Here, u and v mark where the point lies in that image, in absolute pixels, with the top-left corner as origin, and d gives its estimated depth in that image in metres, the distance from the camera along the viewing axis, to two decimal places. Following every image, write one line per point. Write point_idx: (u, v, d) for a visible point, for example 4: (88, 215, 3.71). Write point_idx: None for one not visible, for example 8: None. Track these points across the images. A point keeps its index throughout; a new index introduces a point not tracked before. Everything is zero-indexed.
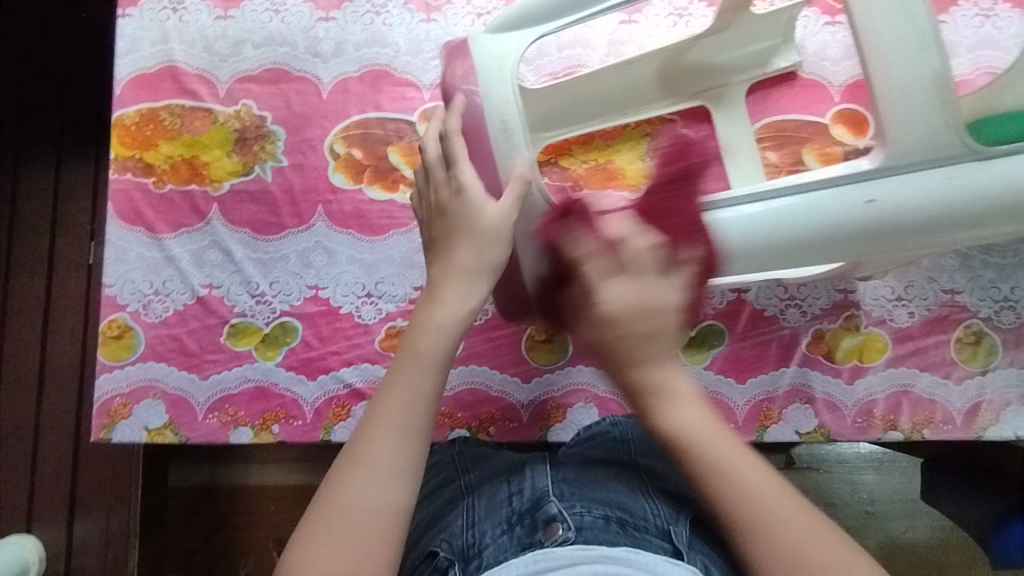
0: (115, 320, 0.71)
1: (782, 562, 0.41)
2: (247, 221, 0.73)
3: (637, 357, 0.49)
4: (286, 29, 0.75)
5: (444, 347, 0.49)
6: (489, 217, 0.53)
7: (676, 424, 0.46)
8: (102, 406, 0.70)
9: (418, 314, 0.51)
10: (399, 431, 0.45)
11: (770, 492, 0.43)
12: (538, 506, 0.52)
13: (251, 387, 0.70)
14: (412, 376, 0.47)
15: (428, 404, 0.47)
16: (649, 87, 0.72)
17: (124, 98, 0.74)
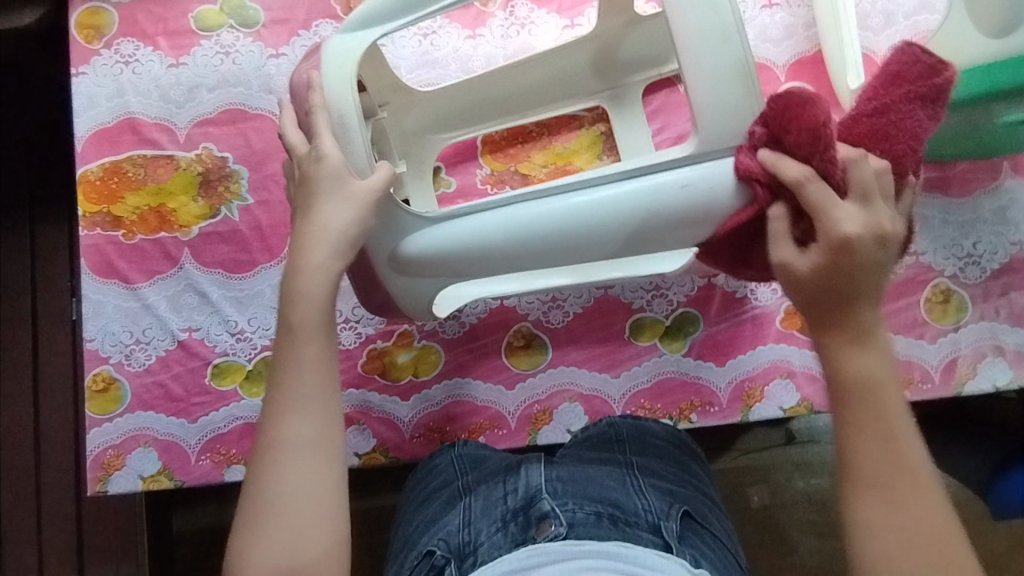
0: (100, 373, 0.72)
1: (903, 535, 0.44)
2: (220, 261, 0.73)
3: (864, 288, 0.47)
4: (238, 70, 0.76)
5: (316, 309, 0.51)
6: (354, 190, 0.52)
7: (855, 368, 0.47)
8: (96, 460, 0.70)
9: (286, 282, 0.52)
10: (302, 416, 0.49)
11: (908, 462, 0.45)
12: (531, 503, 0.52)
13: (240, 425, 0.71)
14: (302, 363, 0.50)
15: (320, 372, 0.50)
16: (580, 74, 0.73)
17: (86, 155, 0.75)
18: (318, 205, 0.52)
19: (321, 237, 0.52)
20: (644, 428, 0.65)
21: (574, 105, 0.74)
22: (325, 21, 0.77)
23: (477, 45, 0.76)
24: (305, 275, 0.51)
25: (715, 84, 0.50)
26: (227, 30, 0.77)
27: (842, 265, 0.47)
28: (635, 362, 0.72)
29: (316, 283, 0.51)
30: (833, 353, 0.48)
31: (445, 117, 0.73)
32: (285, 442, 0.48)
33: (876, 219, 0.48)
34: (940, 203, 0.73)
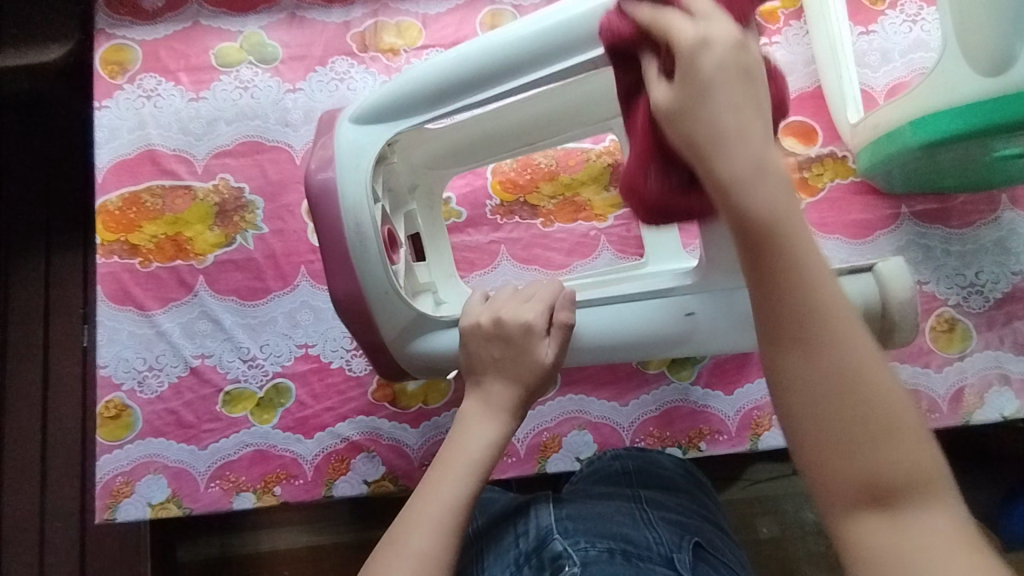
0: (112, 400, 0.72)
1: (838, 387, 0.37)
2: (234, 289, 0.75)
3: (763, 186, 0.39)
4: (257, 104, 0.79)
5: (487, 445, 0.51)
6: (536, 353, 0.54)
7: (757, 202, 0.39)
8: (105, 487, 0.70)
9: (469, 406, 0.54)
10: (439, 528, 0.46)
11: (819, 301, 0.38)
12: (543, 545, 0.52)
13: (250, 452, 0.71)
14: (457, 475, 0.48)
15: (464, 504, 0.47)
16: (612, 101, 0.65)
17: (107, 185, 0.77)
18: (535, 351, 0.54)
19: (508, 383, 0.53)
20: (653, 460, 0.66)
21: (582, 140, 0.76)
22: (341, 57, 0.80)
23: None
24: (482, 412, 0.53)
25: None
26: (246, 67, 0.80)
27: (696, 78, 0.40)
28: (643, 390, 0.72)
29: (484, 427, 0.52)
30: (726, 197, 0.39)
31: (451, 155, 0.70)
32: (405, 551, 0.44)
33: (749, 100, 0.41)
34: (942, 234, 0.74)
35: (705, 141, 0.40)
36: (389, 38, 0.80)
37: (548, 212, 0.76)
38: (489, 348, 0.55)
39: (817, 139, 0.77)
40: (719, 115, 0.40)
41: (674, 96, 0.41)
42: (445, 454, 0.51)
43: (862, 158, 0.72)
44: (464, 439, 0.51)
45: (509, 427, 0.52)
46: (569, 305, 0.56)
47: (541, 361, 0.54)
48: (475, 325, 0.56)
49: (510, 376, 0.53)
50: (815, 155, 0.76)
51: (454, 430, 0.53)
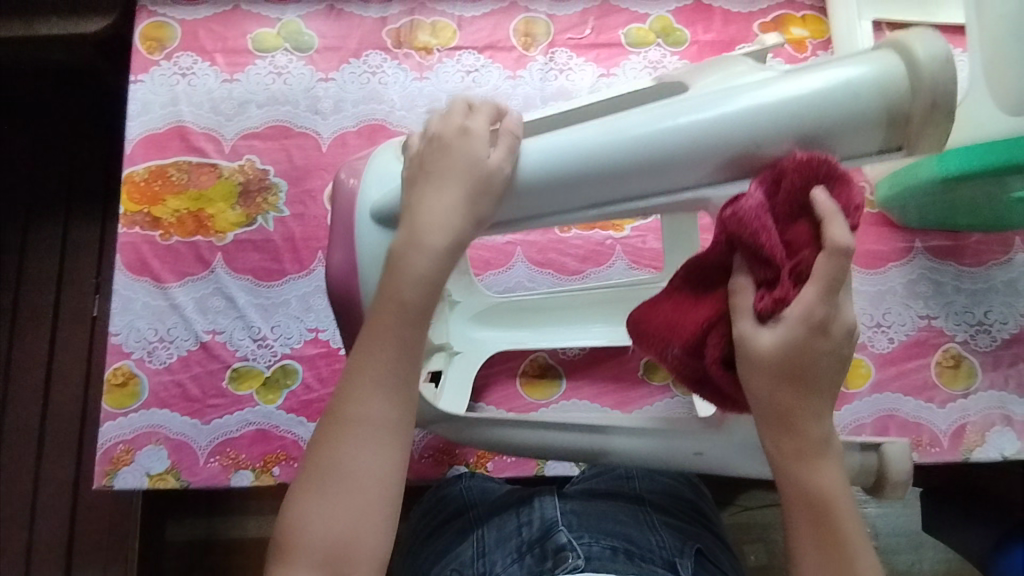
0: (120, 368, 0.73)
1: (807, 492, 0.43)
2: (250, 268, 0.76)
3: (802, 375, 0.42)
4: (289, 90, 0.80)
5: (427, 286, 0.46)
6: (481, 160, 0.46)
7: (820, 481, 0.43)
8: (105, 453, 0.71)
9: (402, 233, 0.47)
10: (383, 395, 0.45)
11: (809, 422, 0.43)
12: (547, 535, 0.52)
13: (252, 430, 0.71)
14: (392, 342, 0.45)
15: (408, 365, 0.45)
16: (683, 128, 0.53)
17: (134, 157, 0.78)
18: (477, 152, 0.46)
19: (447, 198, 0.46)
20: (656, 466, 0.65)
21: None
22: (375, 52, 0.81)
23: (517, 85, 0.80)
24: (417, 242, 0.46)
25: None
26: (282, 53, 0.81)
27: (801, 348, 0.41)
28: (647, 401, 0.72)
29: (415, 259, 0.46)
30: (785, 466, 0.43)
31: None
32: (356, 416, 0.44)
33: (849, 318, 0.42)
34: (953, 270, 0.75)
35: (761, 372, 0.42)
36: (423, 36, 0.82)
37: None
38: (425, 166, 0.48)
39: None
40: (817, 339, 0.41)
41: (777, 349, 0.41)
42: (376, 307, 0.46)
43: (882, 188, 0.72)
44: (398, 277, 0.46)
45: (452, 240, 0.46)
46: (510, 136, 0.47)
47: (483, 163, 0.46)
48: (413, 158, 0.49)
49: (447, 187, 0.46)
50: None
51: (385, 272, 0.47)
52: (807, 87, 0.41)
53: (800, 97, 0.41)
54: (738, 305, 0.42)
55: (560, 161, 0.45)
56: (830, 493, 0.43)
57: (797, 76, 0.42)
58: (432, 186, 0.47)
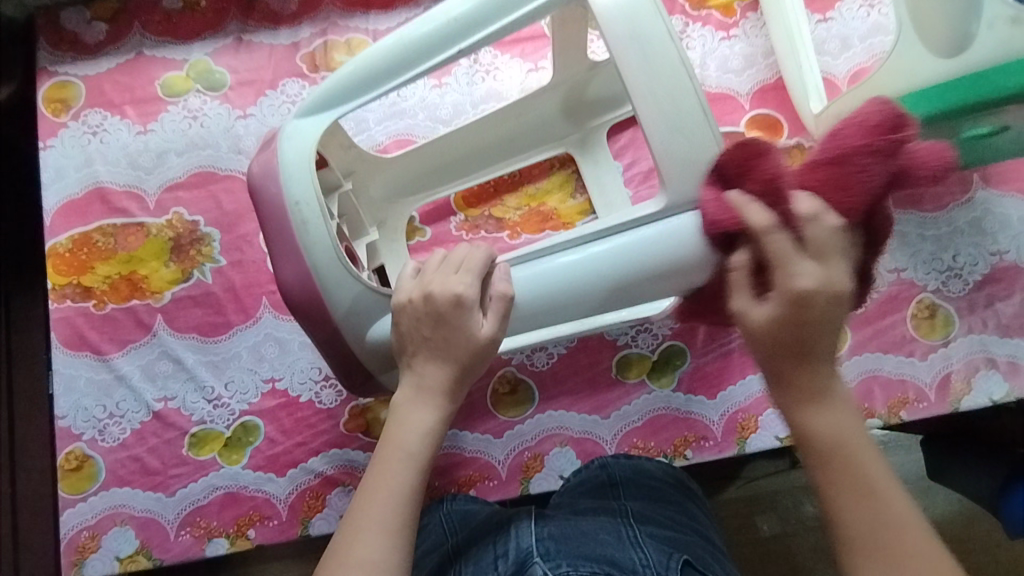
0: (73, 451, 0.69)
1: (861, 499, 0.42)
2: (193, 326, 0.72)
3: (808, 386, 0.45)
4: (207, 132, 0.76)
5: (426, 438, 0.49)
6: (476, 339, 0.51)
7: (818, 428, 0.44)
8: (70, 543, 0.67)
9: (404, 390, 0.51)
10: (385, 535, 0.44)
11: (843, 428, 0.44)
12: (522, 569, 0.49)
13: (220, 495, 0.68)
14: (396, 472, 0.47)
15: (411, 505, 0.46)
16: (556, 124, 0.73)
17: (56, 228, 0.74)
18: (469, 325, 0.51)
19: (443, 364, 0.51)
20: (641, 465, 0.64)
21: (545, 151, 0.74)
22: (291, 79, 0.77)
23: (444, 93, 0.77)
24: (417, 397, 0.50)
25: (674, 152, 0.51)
26: (194, 95, 0.77)
27: (799, 317, 0.44)
28: (625, 401, 0.70)
29: (419, 414, 0.50)
30: (793, 413, 0.45)
31: (413, 182, 0.73)
32: (355, 563, 0.43)
33: (834, 279, 0.45)
34: (915, 219, 0.73)
35: (804, 370, 0.45)
36: (339, 55, 0.78)
37: (514, 224, 0.74)
38: (420, 327, 0.52)
39: (783, 130, 0.75)
40: (806, 312, 0.44)
41: (767, 323, 0.45)
42: (383, 447, 0.48)
43: None
44: (402, 428, 0.49)
45: (449, 408, 0.51)
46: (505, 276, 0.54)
47: (480, 336, 0.51)
48: (408, 306, 0.52)
49: (442, 355, 0.51)
50: (782, 147, 0.75)
51: (388, 421, 0.50)
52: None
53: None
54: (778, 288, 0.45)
55: (576, 279, 0.54)
56: (880, 497, 0.42)
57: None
58: (434, 343, 0.51)
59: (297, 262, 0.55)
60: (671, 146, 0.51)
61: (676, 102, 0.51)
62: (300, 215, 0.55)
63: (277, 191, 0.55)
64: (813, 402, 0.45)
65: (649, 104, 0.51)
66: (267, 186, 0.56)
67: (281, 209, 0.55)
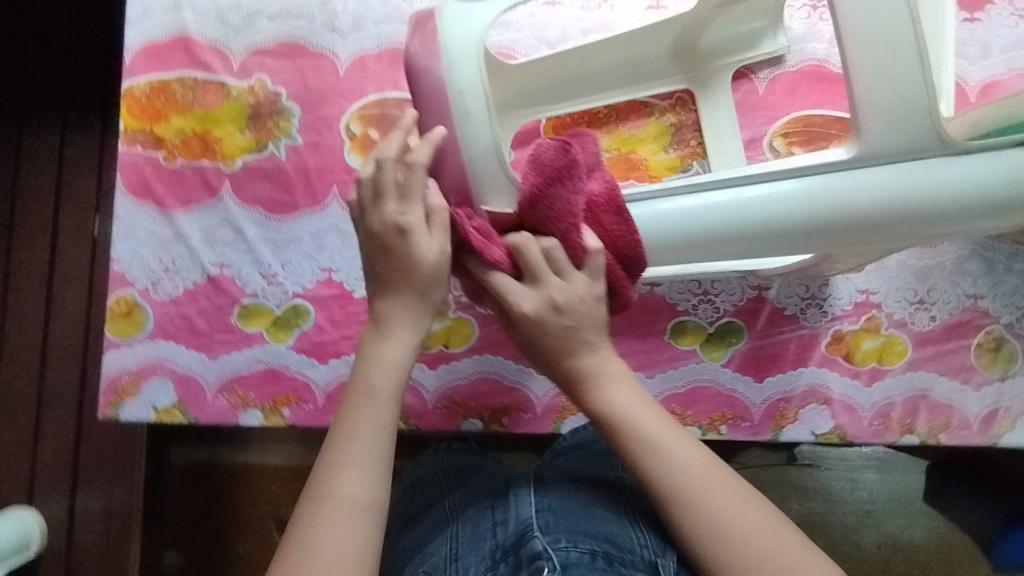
0: (124, 297, 0.69)
1: (686, 505, 0.47)
2: (260, 200, 0.70)
3: (571, 351, 0.54)
4: (303, 2, 0.72)
5: (396, 379, 0.52)
6: (428, 262, 0.53)
7: (618, 404, 0.52)
8: (109, 384, 0.68)
9: (366, 342, 0.53)
10: (359, 470, 0.48)
11: (696, 462, 0.49)
12: (523, 541, 0.52)
13: (262, 369, 0.69)
14: (378, 413, 0.50)
15: (385, 439, 0.50)
16: (660, 58, 0.71)
17: (134, 68, 0.71)
18: (416, 249, 0.52)
19: (406, 295, 0.53)
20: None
21: (661, 87, 0.71)
22: None
23: (555, 13, 0.73)
24: (378, 338, 0.53)
25: (869, 113, 0.48)
26: None
27: (532, 336, 0.55)
28: (671, 365, 0.69)
29: (387, 347, 0.53)
30: (601, 402, 0.52)
31: (528, 95, 0.70)
32: (334, 497, 0.46)
33: (583, 287, 0.54)
34: (1009, 248, 0.70)
35: (554, 331, 0.54)
36: None
37: None
38: (384, 261, 0.53)
39: None
40: (555, 316, 0.54)
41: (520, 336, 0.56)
42: (353, 388, 0.51)
43: None
44: (376, 368, 0.52)
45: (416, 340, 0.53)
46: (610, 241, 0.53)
47: (423, 259, 0.53)
48: (370, 237, 0.54)
49: (404, 288, 0.53)
50: None
51: (360, 363, 0.53)
52: (980, 174, 0.50)
53: (955, 186, 0.50)
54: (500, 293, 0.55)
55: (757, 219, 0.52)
56: (714, 495, 0.47)
57: (969, 161, 0.50)
58: (395, 272, 0.53)
59: (455, 154, 0.53)
60: (878, 92, 0.48)
61: (893, 53, 0.47)
62: (463, 105, 0.52)
63: (438, 72, 0.52)
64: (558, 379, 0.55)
65: (862, 51, 0.48)
66: (428, 65, 0.52)
67: (438, 91, 0.52)
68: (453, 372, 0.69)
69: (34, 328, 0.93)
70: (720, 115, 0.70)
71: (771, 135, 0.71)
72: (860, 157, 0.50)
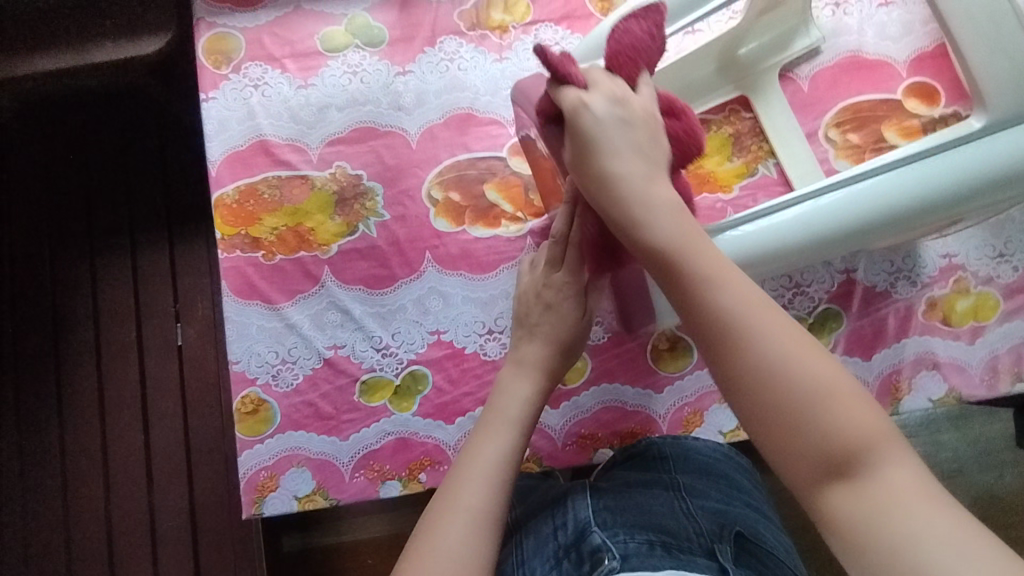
0: (248, 395, 0.71)
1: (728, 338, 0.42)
2: (360, 278, 0.74)
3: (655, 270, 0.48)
4: (367, 88, 0.77)
5: (521, 412, 0.56)
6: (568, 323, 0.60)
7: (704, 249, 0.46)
8: (249, 482, 0.70)
9: (502, 379, 0.59)
10: (484, 484, 0.50)
11: (753, 309, 0.43)
12: (582, 538, 0.54)
13: (393, 440, 0.71)
14: (500, 433, 0.54)
15: (509, 462, 0.52)
16: (710, 74, 0.75)
17: (222, 178, 0.75)
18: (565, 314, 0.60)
19: (543, 345, 0.60)
20: (690, 446, 0.66)
21: (718, 98, 0.76)
22: (449, 36, 0.78)
23: None
24: (517, 372, 0.59)
25: (986, 80, 0.58)
26: (353, 50, 0.78)
27: (643, 213, 0.48)
28: None
29: (521, 385, 0.58)
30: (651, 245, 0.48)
31: None
32: (460, 504, 0.48)
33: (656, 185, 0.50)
34: None
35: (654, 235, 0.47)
36: (497, 14, 0.78)
37: None
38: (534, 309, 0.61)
39: (940, 99, 0.75)
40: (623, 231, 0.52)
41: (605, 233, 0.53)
42: (487, 413, 0.56)
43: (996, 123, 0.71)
44: (504, 397, 0.57)
45: (545, 381, 0.58)
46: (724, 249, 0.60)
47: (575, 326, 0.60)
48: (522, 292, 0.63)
49: (548, 339, 0.59)
50: (939, 115, 0.75)
51: (494, 391, 0.58)
52: None
53: None
54: (602, 167, 0.49)
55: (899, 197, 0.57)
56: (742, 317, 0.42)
57: None
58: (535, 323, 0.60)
59: None
60: (992, 64, 0.58)
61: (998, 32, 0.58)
62: None
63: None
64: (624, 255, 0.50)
65: (973, 37, 0.59)
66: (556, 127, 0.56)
67: None
68: (576, 409, 0.71)
69: (135, 445, 0.95)
70: (774, 119, 0.75)
71: (824, 127, 0.76)
72: (993, 123, 0.58)
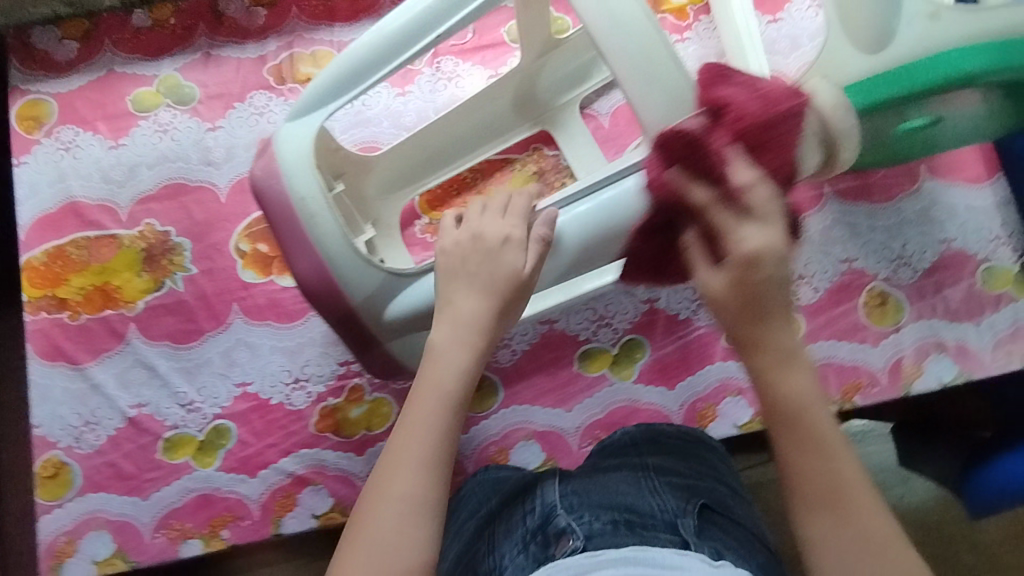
0: (50, 459, 0.70)
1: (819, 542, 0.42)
2: (167, 334, 0.74)
3: (770, 308, 0.45)
4: (177, 146, 0.78)
5: (457, 373, 0.49)
6: (506, 267, 0.53)
7: (787, 395, 0.45)
8: (48, 548, 0.69)
9: (425, 365, 0.50)
10: (421, 467, 0.45)
11: (842, 474, 0.43)
12: (547, 521, 0.49)
13: (194, 497, 0.70)
14: (431, 406, 0.47)
15: (449, 436, 0.47)
16: (507, 114, 0.76)
17: (30, 242, 0.76)
18: (510, 259, 0.54)
19: (483, 296, 0.52)
20: (657, 432, 0.62)
21: (519, 134, 0.77)
22: (259, 91, 0.79)
23: (407, 101, 0.79)
24: (452, 336, 0.51)
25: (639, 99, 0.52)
26: (164, 109, 0.79)
27: (745, 282, 0.45)
28: (588, 393, 0.72)
29: (455, 353, 0.50)
30: (767, 377, 0.45)
31: (406, 177, 0.75)
32: (392, 495, 0.44)
33: (776, 238, 0.45)
34: (865, 209, 0.75)
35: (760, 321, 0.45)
36: (305, 68, 0.80)
37: None
38: (466, 262, 0.54)
39: None
40: (753, 272, 0.45)
41: (725, 287, 0.46)
42: (422, 383, 0.49)
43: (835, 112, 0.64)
44: (438, 366, 0.50)
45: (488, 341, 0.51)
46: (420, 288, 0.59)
47: (517, 271, 0.53)
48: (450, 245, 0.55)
49: (483, 287, 0.53)
50: None
51: (426, 360, 0.51)
52: None
53: None
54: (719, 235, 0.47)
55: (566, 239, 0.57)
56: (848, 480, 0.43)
57: None
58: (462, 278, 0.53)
59: (310, 254, 0.58)
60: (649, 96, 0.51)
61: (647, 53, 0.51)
62: (307, 210, 0.57)
63: (280, 187, 0.58)
64: (722, 304, 0.46)
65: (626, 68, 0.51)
66: (271, 184, 0.58)
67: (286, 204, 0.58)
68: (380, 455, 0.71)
69: None
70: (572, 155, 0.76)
71: None
72: None
